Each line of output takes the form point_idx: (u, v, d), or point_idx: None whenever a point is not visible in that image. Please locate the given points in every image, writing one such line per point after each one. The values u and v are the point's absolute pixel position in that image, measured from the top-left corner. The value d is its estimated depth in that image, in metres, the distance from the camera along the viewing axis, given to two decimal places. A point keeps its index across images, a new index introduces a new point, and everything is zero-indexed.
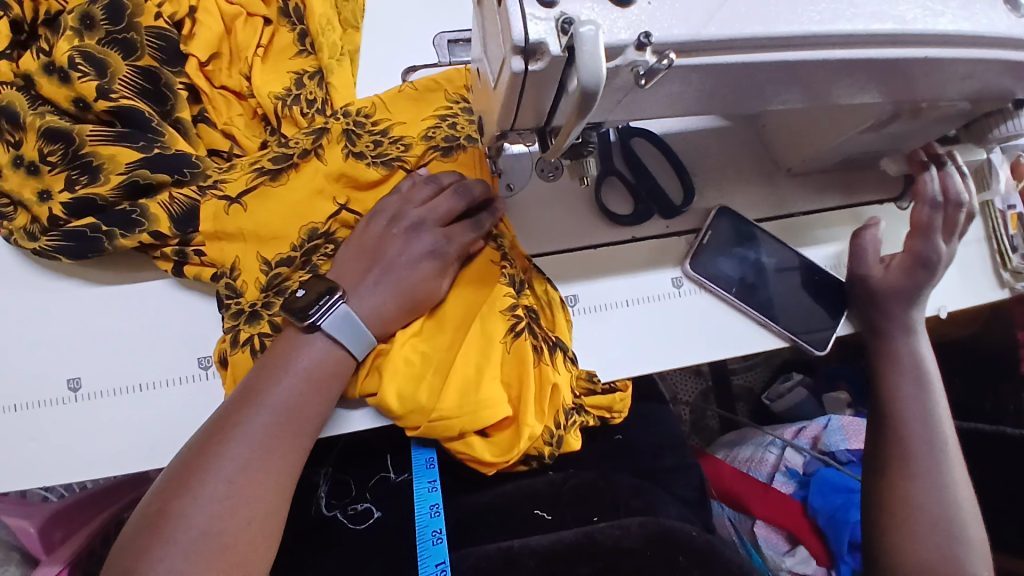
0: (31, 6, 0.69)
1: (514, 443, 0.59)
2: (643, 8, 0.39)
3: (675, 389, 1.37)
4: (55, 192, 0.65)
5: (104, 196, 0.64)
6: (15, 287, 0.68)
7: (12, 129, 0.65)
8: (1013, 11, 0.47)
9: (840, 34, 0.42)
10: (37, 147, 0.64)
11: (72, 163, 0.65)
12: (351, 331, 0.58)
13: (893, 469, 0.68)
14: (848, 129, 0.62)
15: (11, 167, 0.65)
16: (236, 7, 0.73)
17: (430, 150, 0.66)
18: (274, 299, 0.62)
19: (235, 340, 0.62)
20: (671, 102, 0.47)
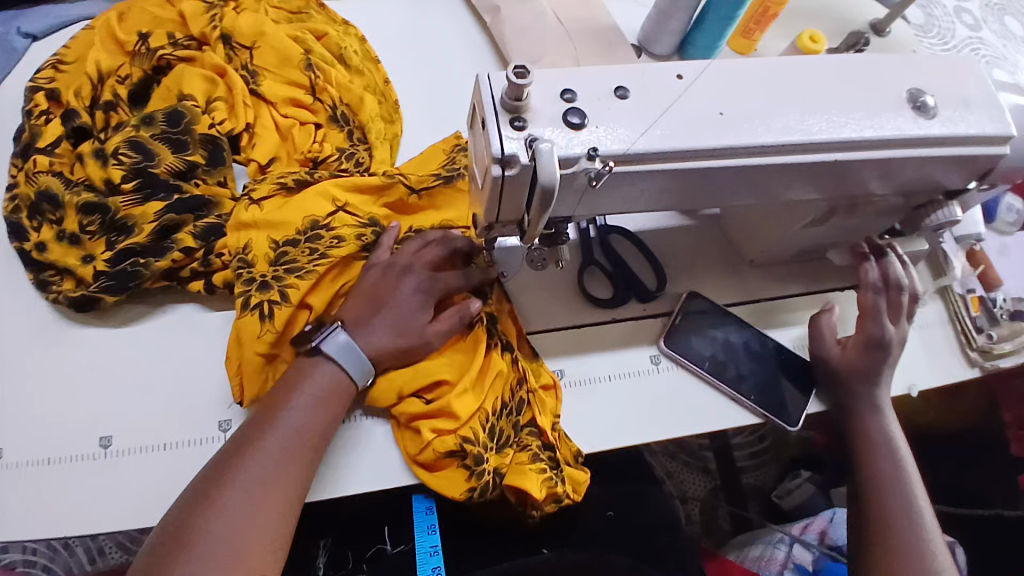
0: (100, 116, 0.77)
1: (454, 405, 0.67)
2: (593, 131, 0.50)
3: (684, 488, 1.39)
4: (97, 256, 0.71)
5: (142, 243, 0.71)
6: (42, 351, 0.70)
7: (53, 209, 0.72)
8: (921, 115, 0.59)
9: (757, 145, 0.53)
10: (76, 220, 0.71)
11: (110, 229, 0.71)
12: (351, 357, 0.64)
13: (875, 540, 0.69)
14: (799, 218, 0.72)
15: (54, 240, 0.72)
16: (290, 119, 0.81)
17: (434, 178, 0.76)
18: (282, 273, 0.69)
19: (245, 305, 0.67)
20: (627, 202, 0.57)
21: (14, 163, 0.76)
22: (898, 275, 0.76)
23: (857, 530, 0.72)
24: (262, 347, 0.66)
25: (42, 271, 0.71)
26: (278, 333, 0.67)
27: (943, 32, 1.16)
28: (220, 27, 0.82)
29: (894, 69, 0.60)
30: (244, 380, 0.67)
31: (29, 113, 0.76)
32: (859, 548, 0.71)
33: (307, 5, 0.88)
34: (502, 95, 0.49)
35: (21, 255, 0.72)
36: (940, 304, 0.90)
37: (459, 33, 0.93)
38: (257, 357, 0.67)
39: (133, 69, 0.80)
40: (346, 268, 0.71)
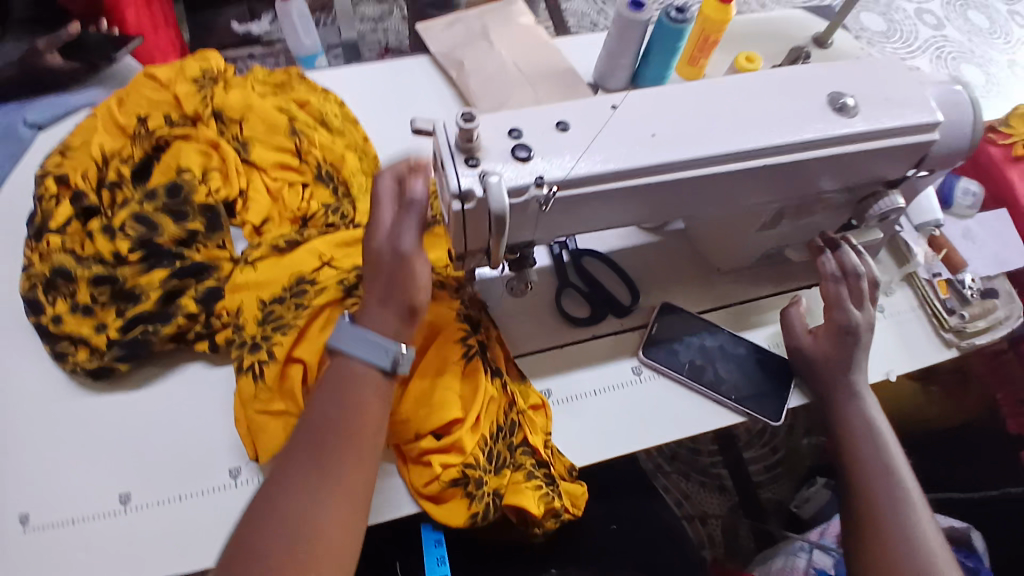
0: (106, 195, 0.84)
1: (457, 435, 0.70)
2: (539, 161, 0.56)
3: (703, 507, 1.39)
4: (109, 323, 0.77)
5: (149, 310, 0.76)
6: (57, 417, 0.75)
7: (66, 282, 0.78)
8: (843, 115, 0.64)
9: (689, 158, 0.58)
10: (88, 292, 0.78)
11: (121, 298, 0.78)
12: (367, 344, 0.61)
13: (867, 527, 0.71)
14: (754, 222, 0.77)
15: (69, 312, 0.78)
16: (279, 182, 0.88)
17: None
18: (271, 331, 0.74)
19: (241, 366, 0.73)
20: (584, 223, 0.62)
21: (28, 244, 0.82)
22: (852, 262, 0.79)
23: (850, 517, 0.73)
24: (261, 404, 0.71)
25: (57, 342, 0.76)
26: (272, 389, 0.71)
27: (907, 35, 1.36)
28: (212, 106, 0.90)
29: (813, 78, 0.67)
30: (252, 436, 0.71)
31: (41, 196, 0.83)
32: (850, 535, 0.73)
33: (290, 78, 0.95)
34: (455, 140, 0.55)
35: (38, 327, 0.78)
36: (908, 290, 0.93)
37: (427, 87, 1.01)
38: (262, 414, 0.71)
39: (135, 150, 0.87)
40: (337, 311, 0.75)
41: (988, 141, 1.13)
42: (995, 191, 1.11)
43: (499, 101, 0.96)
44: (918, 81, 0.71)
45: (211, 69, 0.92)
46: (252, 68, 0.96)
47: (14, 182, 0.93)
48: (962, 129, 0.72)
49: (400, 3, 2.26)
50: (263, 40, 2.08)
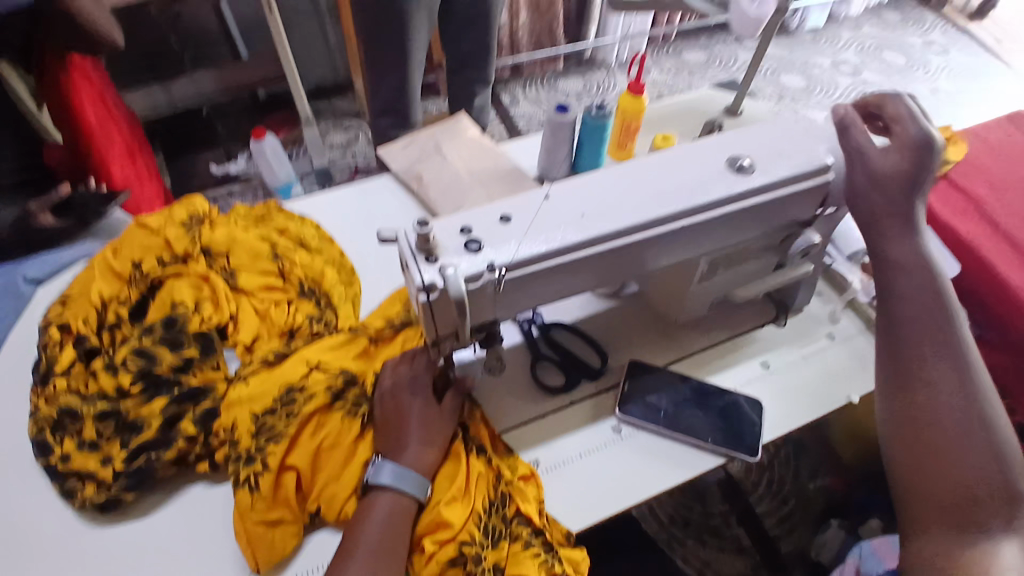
0: (106, 336, 0.92)
1: (450, 516, 0.74)
2: (488, 250, 0.65)
3: (723, 569, 1.37)
4: (114, 456, 0.80)
5: (151, 438, 0.80)
6: (65, 556, 0.76)
7: (73, 421, 0.83)
8: (742, 174, 0.75)
9: (616, 230, 0.68)
10: (93, 428, 0.81)
11: (125, 430, 0.82)
12: (403, 478, 0.73)
13: (910, 383, 0.68)
14: (693, 275, 0.85)
15: (76, 449, 0.81)
16: (267, 302, 0.96)
17: (387, 327, 0.91)
18: (264, 442, 0.78)
19: (237, 480, 0.77)
20: (537, 296, 0.70)
21: (35, 390, 0.87)
22: (917, 108, 0.72)
23: (893, 363, 0.71)
24: (258, 514, 0.74)
25: (65, 481, 0.80)
26: (268, 499, 0.75)
27: None
28: (200, 242, 0.99)
29: (714, 148, 0.78)
30: (254, 549, 0.74)
31: (46, 345, 0.90)
32: (893, 391, 0.70)
33: (268, 211, 1.07)
34: (415, 243, 0.64)
35: (47, 469, 0.81)
36: (854, 316, 1.00)
37: (391, 200, 1.13)
38: (260, 524, 0.74)
39: (131, 292, 0.95)
40: (326, 416, 0.80)
41: None
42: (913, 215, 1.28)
43: (457, 202, 1.08)
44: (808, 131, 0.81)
45: (197, 213, 1.04)
46: (233, 207, 1.08)
47: (16, 332, 0.99)
48: None
49: (364, 129, 2.50)
50: (241, 178, 2.26)
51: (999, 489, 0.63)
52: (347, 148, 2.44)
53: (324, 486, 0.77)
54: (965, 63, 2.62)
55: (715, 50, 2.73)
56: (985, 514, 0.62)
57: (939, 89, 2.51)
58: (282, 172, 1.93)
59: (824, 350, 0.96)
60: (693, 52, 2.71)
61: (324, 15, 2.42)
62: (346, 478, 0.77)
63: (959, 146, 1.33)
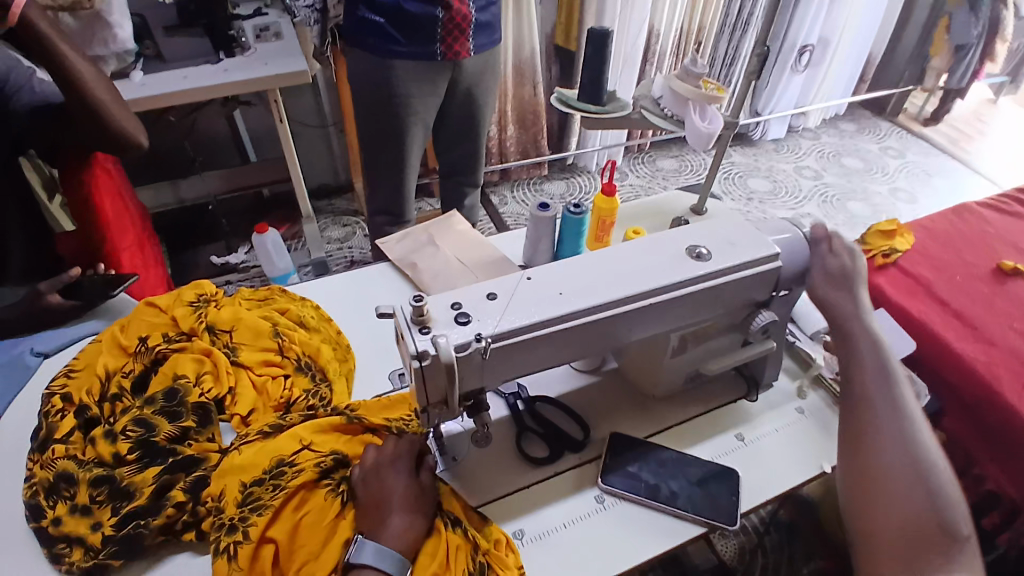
0: (107, 406, 0.95)
1: None
2: (476, 322, 0.73)
3: None
4: (103, 521, 0.81)
5: (141, 505, 0.82)
6: None
7: (68, 485, 0.84)
8: (699, 260, 0.85)
9: (590, 306, 0.77)
10: (87, 492, 0.83)
11: (116, 496, 0.83)
12: (384, 556, 0.73)
13: (865, 434, 0.80)
14: (665, 351, 0.93)
15: (68, 513, 0.83)
16: (264, 375, 1.00)
17: (386, 429, 0.90)
18: (248, 513, 0.78)
19: (217, 548, 0.77)
20: (520, 366, 0.77)
21: (32, 456, 0.90)
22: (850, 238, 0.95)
23: (851, 418, 0.82)
24: None
25: (55, 545, 0.81)
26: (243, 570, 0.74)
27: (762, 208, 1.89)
28: (205, 320, 1.06)
29: (677, 237, 0.89)
30: None
31: (48, 413, 0.94)
32: (851, 441, 0.82)
33: (271, 293, 1.15)
34: (410, 315, 0.72)
35: (38, 532, 0.83)
36: (821, 390, 1.06)
37: (388, 284, 1.22)
38: None
39: (135, 365, 1.00)
40: (310, 492, 0.80)
41: None
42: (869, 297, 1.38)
43: (449, 287, 1.17)
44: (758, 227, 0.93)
45: (204, 293, 1.11)
46: (238, 289, 1.16)
47: (18, 405, 1.03)
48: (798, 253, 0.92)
49: (361, 224, 2.66)
50: (240, 268, 2.37)
51: (939, 547, 0.72)
52: (344, 242, 2.59)
53: (301, 565, 0.75)
54: (914, 169, 2.90)
55: (686, 158, 3.01)
56: (932, 568, 0.71)
57: (893, 192, 2.76)
58: (282, 263, 2.04)
59: (795, 422, 1.01)
60: (665, 160, 2.99)
61: (330, 125, 2.67)
62: (325, 557, 0.75)
63: (905, 237, 1.48)
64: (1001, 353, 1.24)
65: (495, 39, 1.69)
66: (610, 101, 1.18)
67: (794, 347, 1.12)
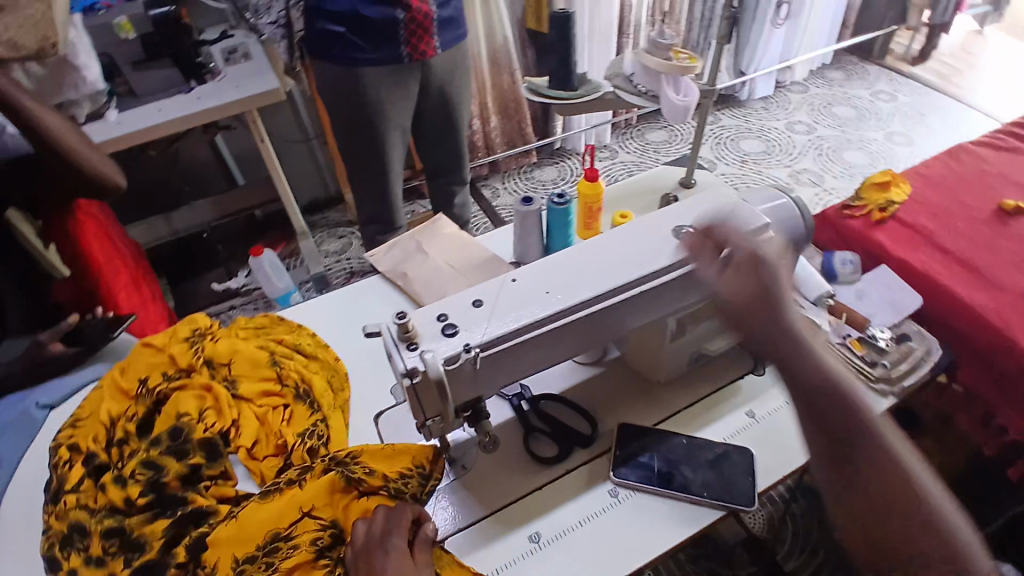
0: (115, 451, 0.96)
1: None
2: (463, 332, 0.71)
3: None
4: (116, 573, 0.85)
5: (150, 558, 0.85)
6: None
7: (81, 537, 0.87)
8: (687, 240, 0.83)
9: (579, 301, 0.75)
10: (100, 545, 0.87)
11: (129, 547, 0.86)
12: None
13: (828, 425, 0.65)
14: (664, 336, 0.91)
15: (82, 565, 0.85)
16: (265, 406, 1.00)
17: (385, 487, 0.85)
18: None
19: None
20: (514, 370, 0.76)
21: (47, 508, 0.91)
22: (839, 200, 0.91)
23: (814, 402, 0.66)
24: None
25: None
26: None
27: None
28: (203, 355, 1.06)
29: (663, 219, 0.87)
30: None
31: (57, 464, 0.94)
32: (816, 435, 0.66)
33: (268, 321, 1.14)
34: (396, 333, 0.71)
35: None
36: (829, 356, 1.04)
37: (380, 297, 1.21)
38: None
39: (138, 407, 1.00)
40: (306, 572, 0.77)
41: (846, 216, 1.39)
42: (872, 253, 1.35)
43: (442, 294, 1.16)
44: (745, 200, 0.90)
45: (200, 326, 1.11)
46: (235, 319, 1.15)
47: (28, 462, 1.03)
48: (782, 223, 0.90)
49: (356, 234, 2.65)
50: (241, 293, 2.37)
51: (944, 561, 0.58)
52: (341, 254, 2.58)
53: None
54: (908, 111, 2.83)
55: (675, 128, 2.96)
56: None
57: (888, 138, 2.69)
58: (281, 283, 2.03)
59: None
60: (654, 132, 2.95)
61: (313, 139, 2.65)
62: None
63: (901, 187, 1.44)
64: (1010, 296, 1.21)
65: (461, 33, 1.66)
66: (582, 85, 1.15)
67: (798, 314, 1.10)
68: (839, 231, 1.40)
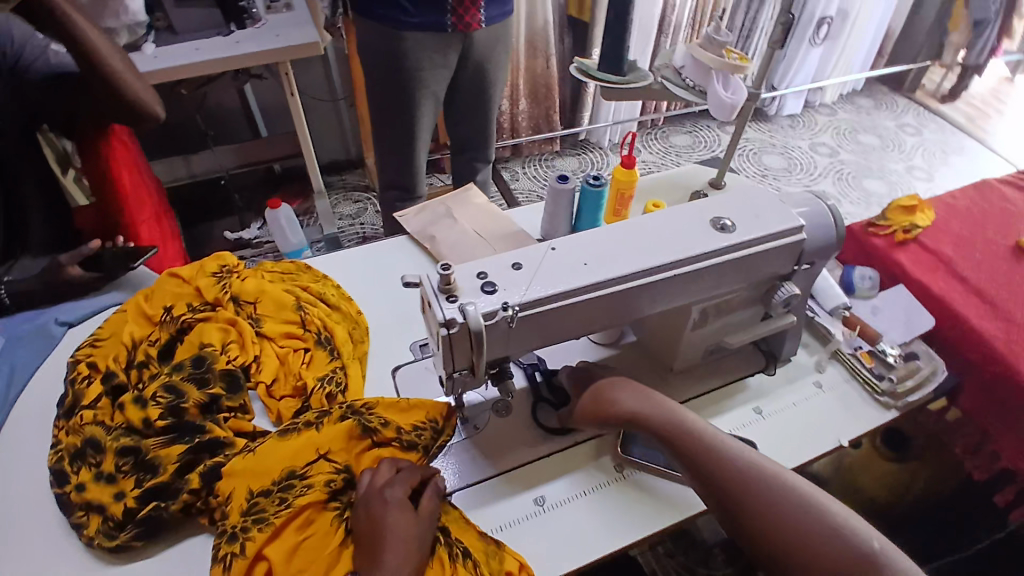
0: (134, 373, 0.97)
1: None
2: (502, 291, 0.73)
3: None
4: (126, 491, 0.84)
5: (165, 480, 0.84)
6: None
7: (95, 452, 0.87)
8: (723, 232, 0.85)
9: (614, 276, 0.77)
10: (113, 462, 0.86)
11: (142, 467, 0.86)
12: None
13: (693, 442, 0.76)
14: (686, 324, 0.93)
15: (92, 480, 0.85)
16: (286, 348, 1.02)
17: (399, 437, 0.86)
18: (250, 524, 0.77)
19: (215, 556, 0.76)
20: (544, 334, 0.78)
21: (58, 422, 0.93)
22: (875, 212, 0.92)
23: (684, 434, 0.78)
24: None
25: (76, 510, 0.83)
26: None
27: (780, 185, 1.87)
28: (230, 290, 1.07)
29: (701, 209, 0.89)
30: None
31: (75, 379, 0.96)
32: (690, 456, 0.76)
33: (295, 268, 1.16)
34: (437, 284, 0.73)
35: (60, 497, 0.85)
36: (839, 365, 1.07)
37: (405, 257, 1.22)
38: None
39: (162, 333, 1.02)
40: (317, 513, 0.78)
41: (870, 234, 1.41)
42: (889, 273, 1.37)
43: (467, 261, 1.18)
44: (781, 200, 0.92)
45: (227, 264, 1.12)
46: (261, 262, 1.17)
47: (42, 374, 1.05)
48: (819, 227, 0.91)
49: (373, 200, 2.66)
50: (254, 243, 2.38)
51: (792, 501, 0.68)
52: (357, 217, 2.59)
53: None
54: (931, 146, 2.84)
55: (700, 134, 2.97)
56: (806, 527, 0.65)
57: (909, 170, 2.71)
58: (295, 239, 2.04)
59: (814, 397, 1.02)
60: (680, 136, 2.95)
61: (341, 99, 2.65)
62: None
63: (925, 213, 1.46)
64: (1015, 331, 1.23)
65: (508, 9, 1.67)
66: (631, 71, 1.17)
67: (814, 322, 1.12)
68: (859, 248, 1.40)
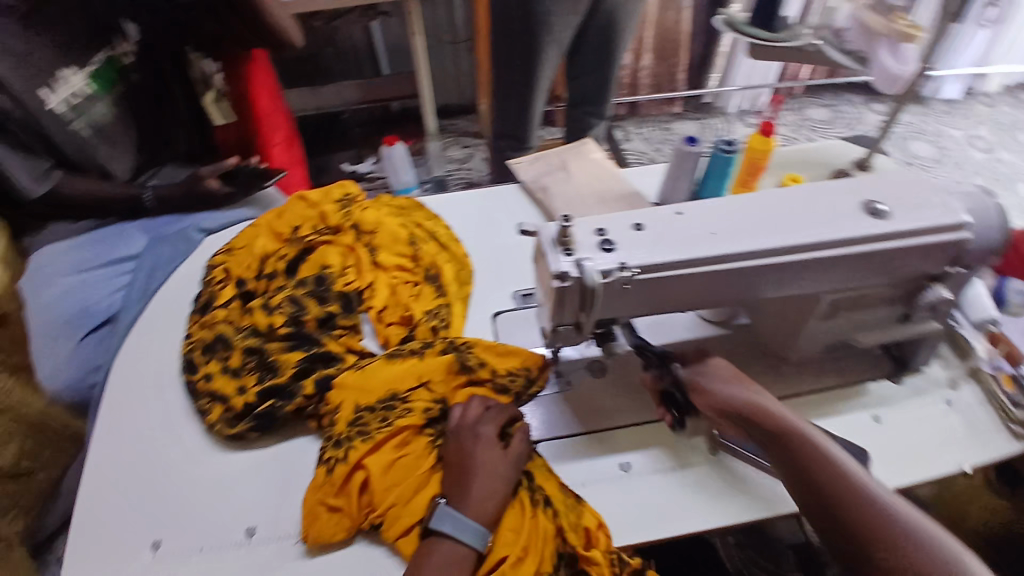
0: (263, 282, 1.07)
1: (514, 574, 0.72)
2: (621, 250, 0.71)
3: None
4: (248, 386, 0.93)
5: (283, 381, 0.92)
6: (198, 466, 0.88)
7: (225, 348, 0.98)
8: (875, 217, 0.76)
9: (743, 251, 0.71)
10: (240, 359, 0.96)
11: (264, 367, 0.95)
12: (470, 530, 0.72)
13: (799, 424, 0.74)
14: (810, 313, 0.85)
15: (220, 372, 0.96)
16: (396, 279, 1.06)
17: (494, 379, 0.88)
18: (355, 434, 0.83)
19: (322, 458, 0.83)
20: (655, 301, 0.74)
21: (194, 316, 1.05)
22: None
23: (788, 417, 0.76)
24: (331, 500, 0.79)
25: (207, 395, 0.94)
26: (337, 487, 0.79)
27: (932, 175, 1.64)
28: (351, 219, 1.13)
29: (850, 190, 0.80)
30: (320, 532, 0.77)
31: (212, 282, 1.09)
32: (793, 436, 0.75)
33: (410, 205, 1.20)
34: (555, 235, 0.72)
35: (192, 382, 0.96)
36: (974, 385, 0.94)
37: (514, 207, 1.22)
38: (325, 507, 0.79)
39: (289, 249, 1.10)
40: (413, 435, 0.83)
41: None
42: None
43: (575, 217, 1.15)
44: (949, 190, 0.80)
45: (350, 194, 1.19)
46: (380, 196, 1.22)
47: (183, 273, 1.17)
48: (990, 225, 0.79)
49: (481, 148, 2.67)
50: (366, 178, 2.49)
51: None
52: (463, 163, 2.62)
53: (390, 502, 0.77)
54: None
55: (841, 108, 2.66)
56: None
57: None
58: (406, 177, 2.12)
59: (944, 415, 0.91)
60: (817, 108, 2.66)
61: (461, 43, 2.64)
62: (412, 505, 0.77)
63: None
64: None
65: None
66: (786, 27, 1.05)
67: (956, 332, 0.99)
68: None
